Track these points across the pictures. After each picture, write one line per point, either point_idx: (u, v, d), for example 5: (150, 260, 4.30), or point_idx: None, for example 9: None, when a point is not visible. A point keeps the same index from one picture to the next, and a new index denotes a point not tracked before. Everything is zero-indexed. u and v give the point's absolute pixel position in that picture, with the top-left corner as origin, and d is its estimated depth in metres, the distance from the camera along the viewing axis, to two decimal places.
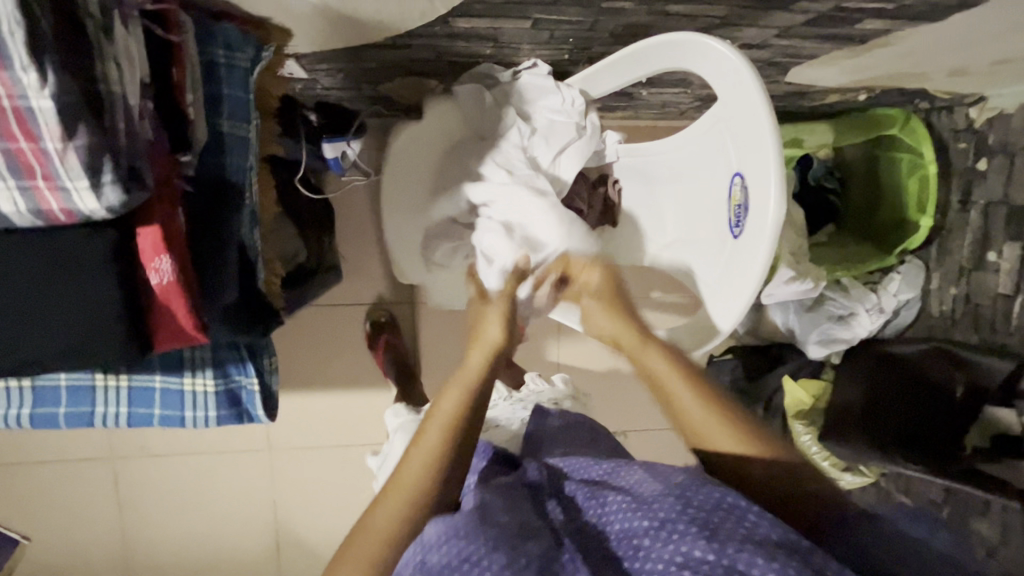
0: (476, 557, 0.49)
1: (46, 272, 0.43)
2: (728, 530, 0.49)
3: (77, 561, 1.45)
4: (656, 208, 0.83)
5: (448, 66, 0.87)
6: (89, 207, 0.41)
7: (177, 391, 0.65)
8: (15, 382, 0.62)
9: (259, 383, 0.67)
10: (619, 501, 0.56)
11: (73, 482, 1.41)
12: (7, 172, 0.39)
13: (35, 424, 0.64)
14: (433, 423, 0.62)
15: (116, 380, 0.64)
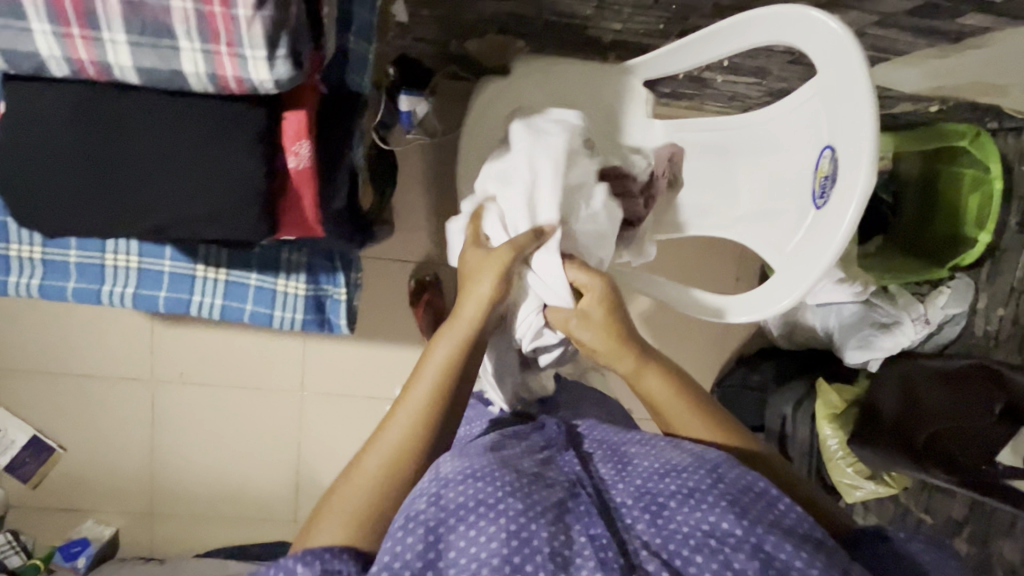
0: (500, 502, 0.57)
1: (209, 137, 0.47)
2: (758, 512, 0.59)
3: (105, 476, 1.50)
4: (732, 182, 0.85)
5: (543, 27, 0.91)
6: (260, 78, 0.44)
7: (270, 291, 0.81)
8: (127, 262, 0.76)
9: (345, 294, 0.83)
10: (648, 465, 0.65)
11: (112, 399, 1.47)
12: (195, 34, 0.42)
13: (139, 302, 0.77)
14: (428, 369, 0.67)
15: (217, 273, 0.78)
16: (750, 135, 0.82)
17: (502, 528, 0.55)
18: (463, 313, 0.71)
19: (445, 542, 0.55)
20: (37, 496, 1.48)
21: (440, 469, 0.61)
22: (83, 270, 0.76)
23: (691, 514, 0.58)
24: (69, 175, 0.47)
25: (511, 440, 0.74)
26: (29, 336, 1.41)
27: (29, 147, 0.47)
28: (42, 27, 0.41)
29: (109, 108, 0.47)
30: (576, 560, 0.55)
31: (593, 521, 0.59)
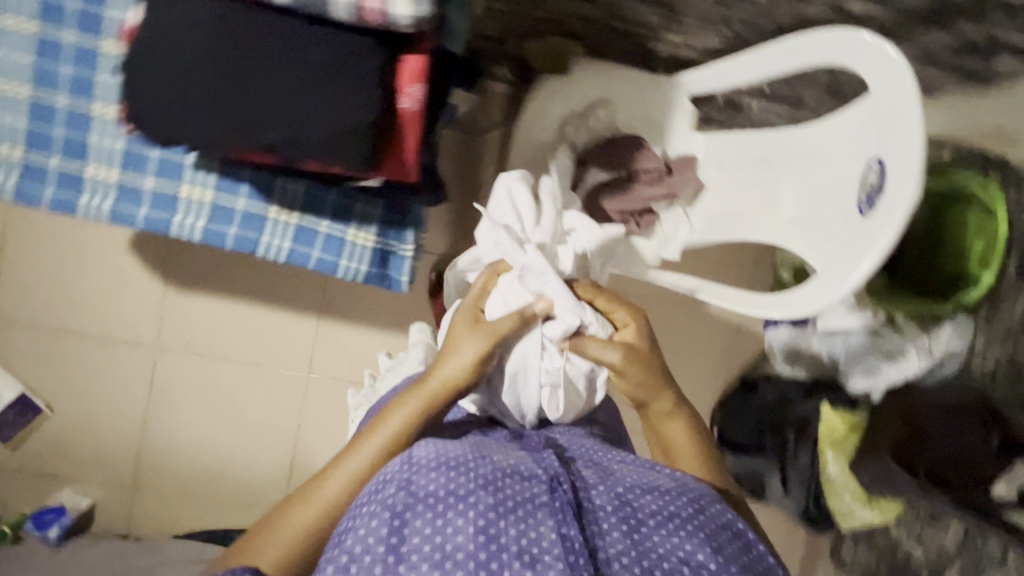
0: (471, 497, 0.63)
1: (339, 69, 0.59)
2: (729, 549, 0.67)
3: (89, 444, 1.43)
4: (773, 191, 0.90)
5: (606, 33, 0.97)
6: (398, 15, 0.56)
7: (336, 239, 0.93)
8: (201, 197, 0.90)
9: (403, 248, 0.95)
10: (632, 481, 0.72)
11: (110, 362, 1.42)
12: None
13: (210, 235, 0.92)
14: (381, 427, 0.76)
15: (288, 218, 0.92)
16: (793, 149, 0.87)
17: (471, 524, 0.61)
18: (437, 372, 0.80)
19: (411, 530, 0.61)
20: (15, 458, 1.41)
21: (413, 456, 0.69)
22: (156, 198, 0.91)
23: (669, 539, 0.65)
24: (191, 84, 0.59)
25: (498, 439, 0.80)
26: (37, 286, 1.38)
27: (167, 49, 0.59)
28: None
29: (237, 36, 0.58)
30: (536, 556, 0.60)
31: (565, 522, 0.64)
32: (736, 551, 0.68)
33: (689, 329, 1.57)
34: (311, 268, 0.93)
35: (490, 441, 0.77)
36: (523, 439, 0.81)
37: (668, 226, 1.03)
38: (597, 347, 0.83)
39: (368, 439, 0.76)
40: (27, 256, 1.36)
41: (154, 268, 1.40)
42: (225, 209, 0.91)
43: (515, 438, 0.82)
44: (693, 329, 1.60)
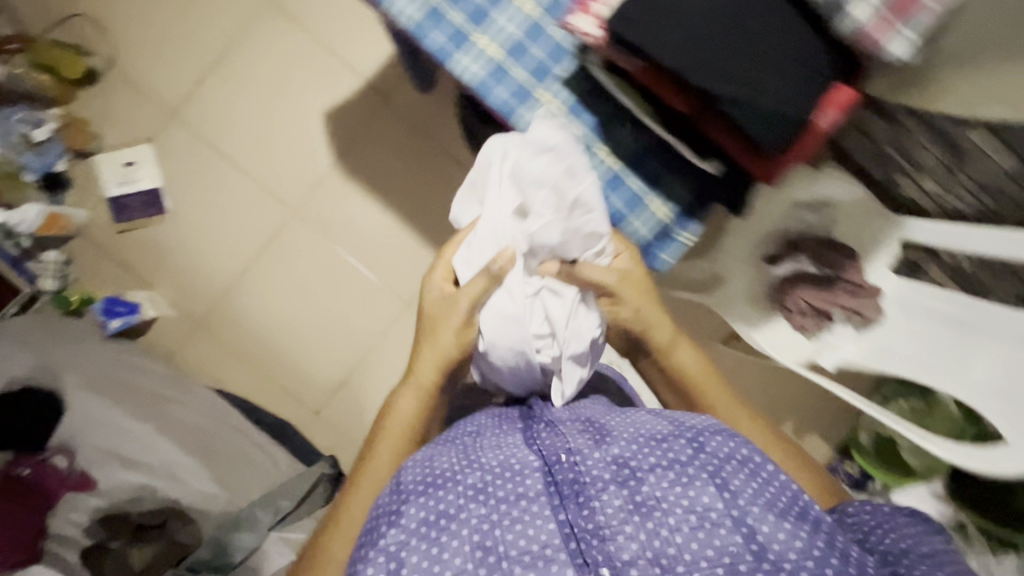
0: (462, 513, 0.65)
1: (796, 64, 0.65)
2: (740, 480, 0.65)
3: (184, 265, 1.43)
4: (966, 358, 0.95)
5: (871, 153, 1.04)
6: None
7: (638, 200, 0.85)
8: (549, 100, 0.85)
9: (686, 237, 0.86)
10: (624, 441, 0.71)
11: (245, 203, 1.44)
12: None
13: None
14: (388, 433, 0.82)
15: (608, 159, 0.85)
16: (1005, 326, 0.89)
17: (468, 541, 0.63)
18: (422, 371, 0.84)
19: (409, 561, 0.63)
20: (116, 244, 1.41)
21: (403, 482, 0.71)
22: (513, 83, 0.85)
23: (671, 489, 0.64)
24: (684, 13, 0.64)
25: (490, 424, 0.81)
26: (230, 106, 1.42)
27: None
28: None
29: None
30: (541, 554, 0.62)
31: (558, 509, 0.65)
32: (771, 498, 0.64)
33: None
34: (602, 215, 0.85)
35: (491, 420, 0.82)
36: (523, 416, 0.82)
37: (836, 339, 1.09)
38: (593, 268, 0.81)
39: (384, 428, 0.83)
40: (240, 76, 1.42)
41: (333, 148, 1.44)
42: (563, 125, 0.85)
43: (511, 418, 0.83)
44: None
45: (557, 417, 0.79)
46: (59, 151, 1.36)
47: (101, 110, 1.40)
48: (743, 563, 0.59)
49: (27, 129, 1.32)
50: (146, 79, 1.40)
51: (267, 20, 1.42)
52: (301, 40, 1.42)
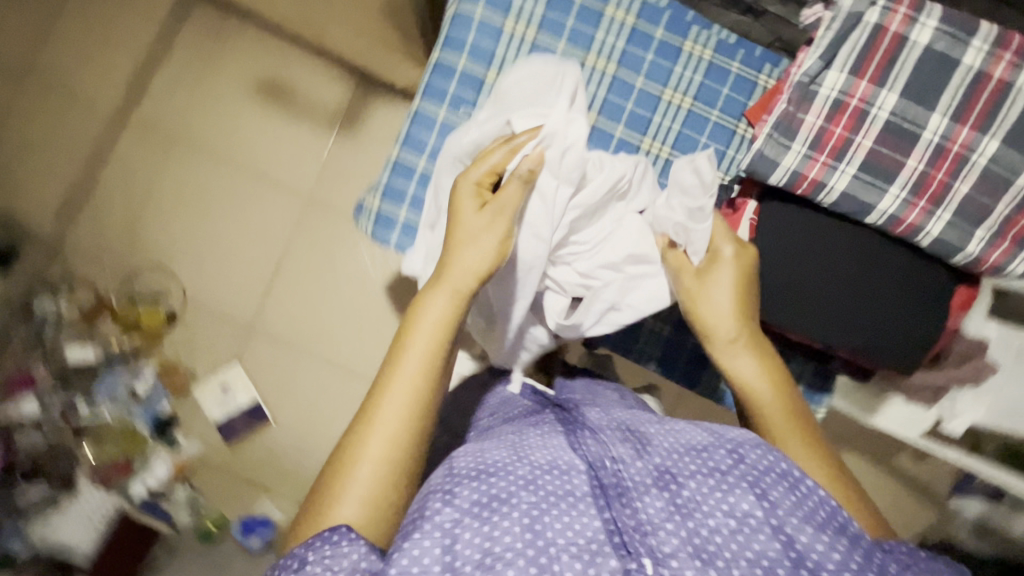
0: (513, 497, 0.54)
1: (933, 303, 0.73)
2: (777, 491, 0.56)
3: (296, 462, 1.50)
4: None
5: None
6: (920, 218, 0.67)
7: None
8: (680, 101, 0.77)
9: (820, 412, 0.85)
10: (667, 442, 0.63)
11: (334, 390, 1.50)
12: (910, 188, 0.67)
13: (677, 144, 0.77)
14: (412, 348, 0.63)
15: None
16: None
17: (517, 524, 0.52)
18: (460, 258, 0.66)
19: (460, 543, 0.51)
20: (232, 460, 1.49)
21: (456, 466, 0.59)
22: (643, 97, 0.77)
23: (712, 494, 0.56)
24: (812, 266, 0.69)
25: (529, 422, 0.70)
26: (297, 307, 1.50)
27: (808, 227, 0.70)
28: (935, 134, 0.66)
29: (881, 259, 0.69)
30: (585, 547, 0.52)
31: (606, 506, 0.56)
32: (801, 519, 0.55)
33: (894, 486, 1.50)
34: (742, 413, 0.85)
35: (528, 421, 0.71)
36: (558, 416, 0.72)
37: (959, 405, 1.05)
38: (675, 258, 0.73)
39: (407, 343, 0.63)
40: (297, 278, 1.50)
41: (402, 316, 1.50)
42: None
43: (547, 414, 0.73)
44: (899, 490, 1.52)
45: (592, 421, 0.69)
46: (160, 397, 1.46)
47: (185, 341, 1.49)
48: (779, 569, 0.51)
49: (129, 386, 1.44)
50: (218, 302, 1.49)
51: (309, 222, 1.49)
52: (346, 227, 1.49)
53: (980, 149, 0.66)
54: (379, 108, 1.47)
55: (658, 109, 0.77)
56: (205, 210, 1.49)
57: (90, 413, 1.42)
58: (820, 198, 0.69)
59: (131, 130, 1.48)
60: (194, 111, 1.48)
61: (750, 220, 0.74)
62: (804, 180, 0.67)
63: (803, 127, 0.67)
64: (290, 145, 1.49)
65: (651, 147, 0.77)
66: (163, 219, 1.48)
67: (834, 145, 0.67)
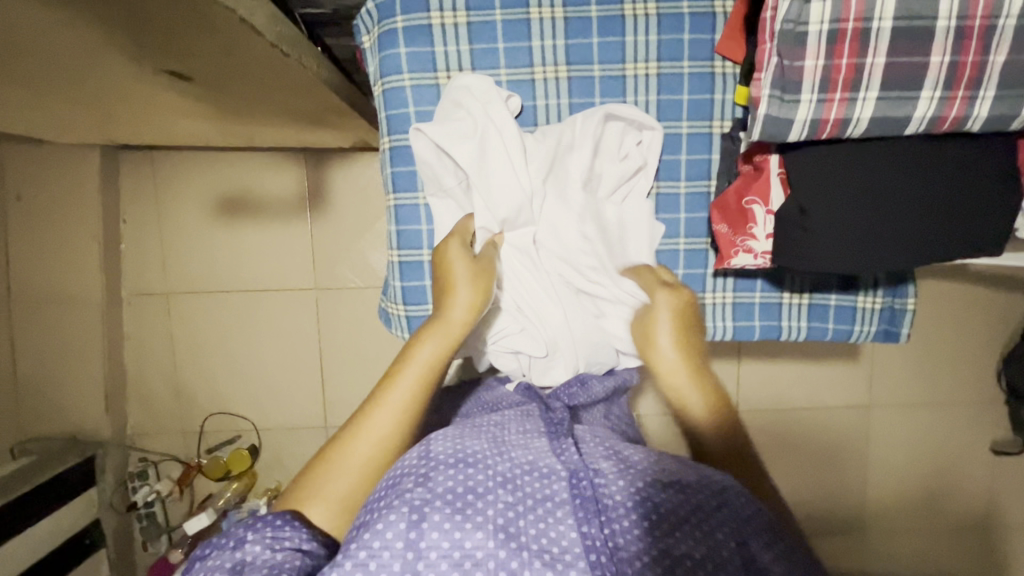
0: (490, 494, 0.56)
1: None
2: (744, 527, 0.56)
3: None
4: None
5: None
6: (975, 115, 0.50)
7: (849, 307, 0.77)
8: (645, 70, 0.73)
9: (912, 303, 0.77)
10: (649, 467, 0.62)
11: None
12: (941, 84, 0.50)
13: (661, 113, 0.74)
14: (410, 370, 0.68)
15: (799, 297, 0.77)
16: None
17: (490, 521, 0.54)
18: (452, 315, 0.70)
19: (428, 526, 0.53)
20: None
21: (431, 449, 0.60)
22: (606, 85, 0.73)
23: (687, 536, 0.55)
24: (870, 220, 0.55)
25: (517, 419, 0.70)
26: (357, 391, 1.50)
27: (856, 171, 0.55)
28: (948, 18, 0.48)
29: (947, 164, 0.54)
30: (558, 557, 0.54)
31: (586, 519, 0.56)
32: (780, 558, 0.55)
33: (988, 295, 1.45)
34: (835, 346, 0.77)
35: (516, 416, 0.72)
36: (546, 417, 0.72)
37: None
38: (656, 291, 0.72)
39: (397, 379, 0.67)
40: (341, 365, 1.49)
41: None
42: (743, 302, 0.77)
43: (534, 413, 0.73)
44: (995, 296, 1.45)
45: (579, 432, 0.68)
46: None
47: (272, 465, 1.53)
48: None
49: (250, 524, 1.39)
50: (282, 418, 1.51)
51: (329, 309, 1.47)
52: (359, 299, 1.46)
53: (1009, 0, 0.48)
54: (338, 173, 1.42)
55: (626, 89, 0.74)
56: (233, 344, 1.49)
57: None
58: (847, 135, 0.53)
59: (130, 305, 1.48)
60: (175, 261, 1.46)
61: (780, 176, 0.61)
62: (826, 127, 0.52)
63: (804, 74, 0.50)
64: (277, 249, 1.45)
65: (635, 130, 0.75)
66: (197, 368, 1.50)
67: (845, 77, 0.50)
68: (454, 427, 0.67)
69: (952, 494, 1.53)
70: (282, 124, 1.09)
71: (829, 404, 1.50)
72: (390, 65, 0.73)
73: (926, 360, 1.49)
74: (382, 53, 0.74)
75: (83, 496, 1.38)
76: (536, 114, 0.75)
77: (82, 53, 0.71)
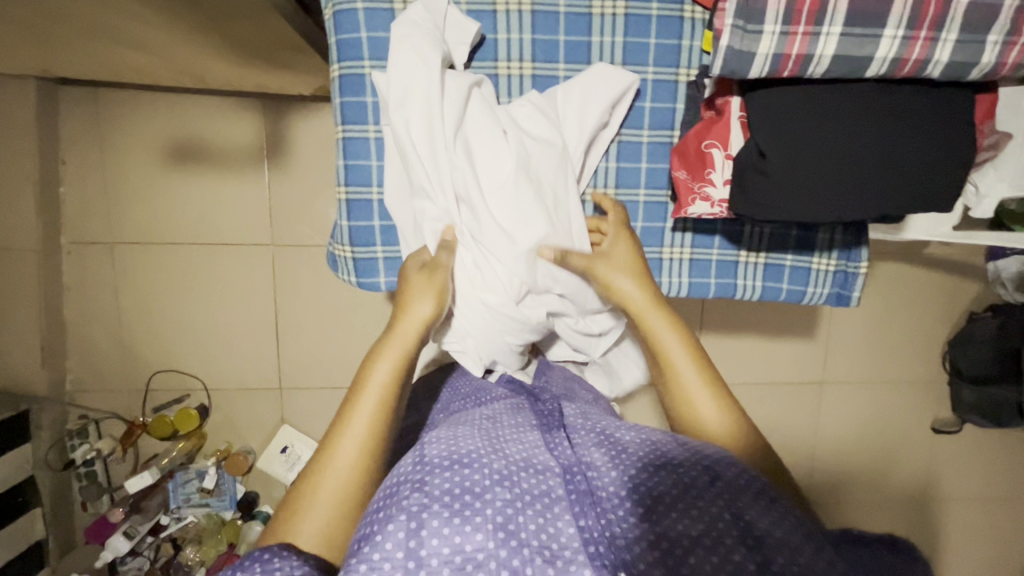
0: (487, 494, 0.55)
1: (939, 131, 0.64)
2: (747, 500, 0.55)
3: None
4: None
5: None
6: (938, 58, 0.51)
7: (804, 268, 0.78)
8: (613, 9, 0.71)
9: (865, 267, 0.78)
10: (639, 453, 0.62)
11: None
12: (906, 21, 0.50)
13: (628, 55, 0.73)
14: (366, 392, 0.65)
15: (755, 257, 0.78)
16: None
17: (489, 521, 0.53)
18: (403, 329, 0.69)
19: (427, 530, 0.51)
20: None
21: (425, 453, 0.59)
22: (572, 22, 0.72)
23: (686, 516, 0.54)
24: (830, 165, 0.54)
25: (508, 418, 0.71)
26: (315, 353, 1.46)
27: (817, 112, 0.54)
28: None
29: (902, 109, 0.54)
30: (559, 554, 0.53)
31: (583, 512, 0.56)
32: (787, 523, 0.52)
33: (941, 272, 1.49)
34: (788, 306, 0.78)
35: (505, 413, 0.72)
36: (537, 413, 0.74)
37: (981, 185, 0.79)
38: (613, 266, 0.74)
39: (358, 402, 0.65)
40: (297, 321, 1.44)
41: None
42: (700, 259, 0.78)
43: (525, 408, 0.76)
44: (949, 274, 1.49)
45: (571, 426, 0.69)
46: (232, 482, 1.42)
47: (224, 425, 1.48)
48: None
49: (198, 485, 1.38)
50: (234, 376, 1.46)
51: (286, 268, 1.41)
52: (317, 254, 1.41)
53: None
54: (298, 125, 1.35)
55: (592, 29, 0.72)
56: (183, 301, 1.42)
57: (173, 521, 1.38)
58: (809, 74, 0.53)
59: (70, 255, 1.39)
60: (120, 212, 1.38)
61: (741, 120, 0.62)
62: (788, 63, 0.52)
63: (766, 5, 0.51)
64: (231, 203, 1.38)
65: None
66: (142, 322, 1.43)
67: (810, 9, 0.51)
68: (448, 428, 0.67)
69: (895, 470, 1.59)
70: (234, 60, 1.02)
71: (785, 380, 1.53)
72: None
73: (879, 340, 1.53)
74: None
75: (16, 453, 1.31)
76: (497, 48, 0.73)
77: None
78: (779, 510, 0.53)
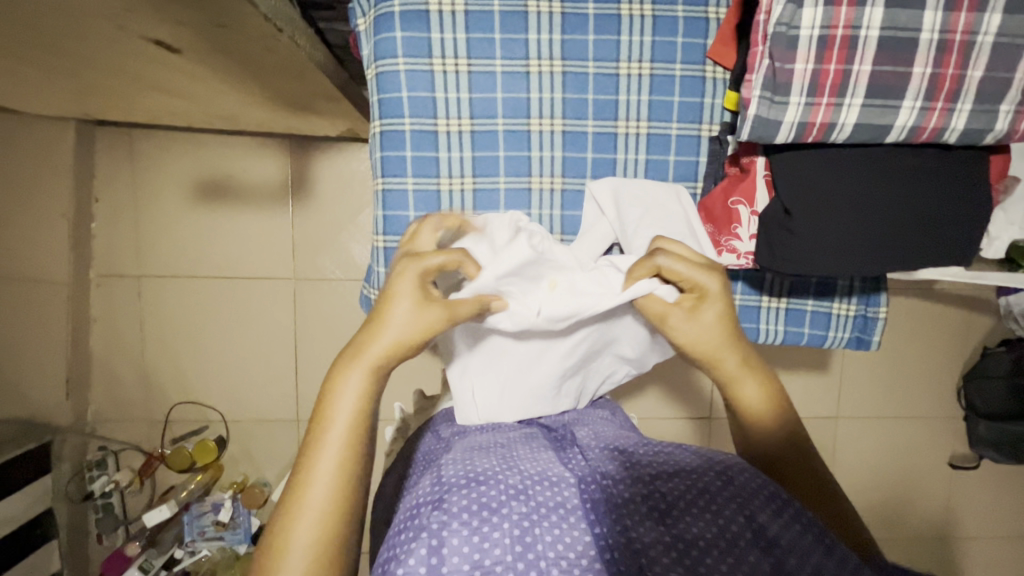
0: (504, 507, 0.56)
1: None
2: (759, 504, 0.57)
3: None
4: None
5: None
6: (953, 127, 0.55)
7: (824, 312, 0.80)
8: (639, 69, 0.75)
9: (884, 311, 0.80)
10: (655, 464, 0.65)
11: None
12: (922, 95, 0.54)
13: (654, 111, 0.77)
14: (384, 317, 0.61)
15: (777, 301, 0.80)
16: None
17: (507, 535, 0.53)
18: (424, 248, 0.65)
19: (448, 548, 0.52)
20: None
21: (442, 475, 0.61)
22: (601, 81, 0.76)
23: (699, 519, 0.56)
24: (849, 215, 0.57)
25: (522, 440, 0.72)
26: None
27: (831, 170, 0.58)
28: (932, 31, 0.53)
29: (917, 164, 0.57)
30: (575, 562, 0.53)
31: (597, 521, 0.57)
32: (799, 532, 0.54)
33: (952, 307, 1.50)
34: (810, 349, 0.80)
35: (520, 438, 0.73)
36: (550, 438, 0.74)
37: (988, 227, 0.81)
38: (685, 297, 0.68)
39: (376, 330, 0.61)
40: (316, 352, 1.46)
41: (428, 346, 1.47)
42: None
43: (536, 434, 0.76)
44: (961, 309, 1.50)
45: (584, 443, 0.72)
46: (247, 514, 1.39)
47: (241, 457, 1.49)
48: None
49: (213, 517, 1.37)
50: (251, 406, 1.47)
51: (306, 300, 1.44)
52: (338, 285, 1.44)
53: (985, 17, 0.53)
54: (321, 162, 1.40)
55: (620, 87, 0.76)
56: (205, 332, 1.45)
57: (187, 555, 1.35)
58: (833, 139, 0.57)
59: (98, 287, 1.43)
60: (148, 245, 1.42)
61: (767, 178, 0.67)
62: (812, 130, 0.56)
63: (793, 77, 0.55)
64: (256, 236, 1.42)
65: (628, 128, 0.77)
66: (164, 354, 1.45)
67: (833, 82, 0.54)
68: (462, 451, 0.68)
69: (912, 504, 1.57)
70: (266, 106, 1.07)
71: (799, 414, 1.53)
72: (384, 48, 0.73)
73: (892, 373, 1.53)
74: (377, 35, 0.73)
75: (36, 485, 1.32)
76: (529, 106, 0.76)
77: (71, 21, 0.69)
78: (786, 514, 0.56)
